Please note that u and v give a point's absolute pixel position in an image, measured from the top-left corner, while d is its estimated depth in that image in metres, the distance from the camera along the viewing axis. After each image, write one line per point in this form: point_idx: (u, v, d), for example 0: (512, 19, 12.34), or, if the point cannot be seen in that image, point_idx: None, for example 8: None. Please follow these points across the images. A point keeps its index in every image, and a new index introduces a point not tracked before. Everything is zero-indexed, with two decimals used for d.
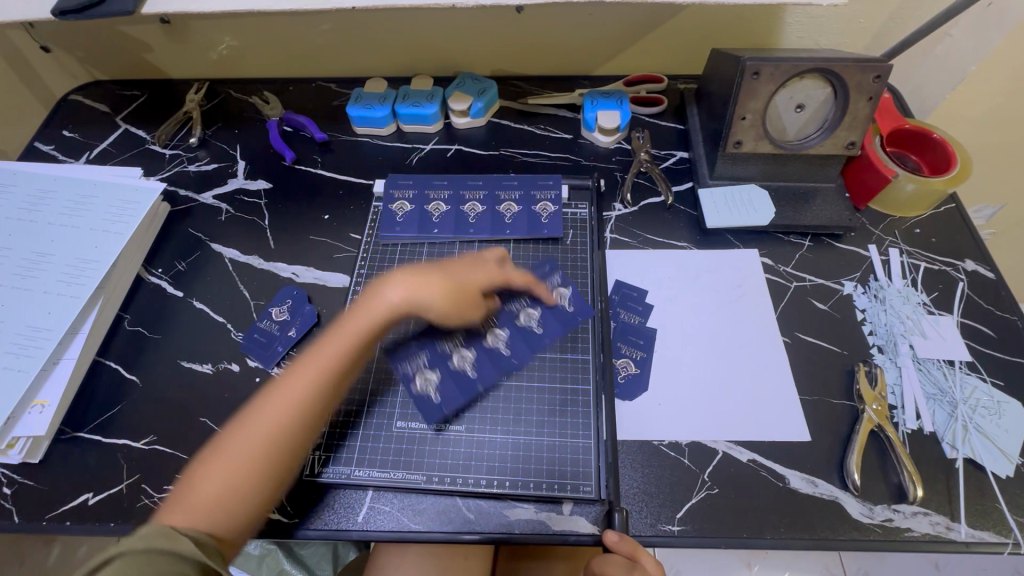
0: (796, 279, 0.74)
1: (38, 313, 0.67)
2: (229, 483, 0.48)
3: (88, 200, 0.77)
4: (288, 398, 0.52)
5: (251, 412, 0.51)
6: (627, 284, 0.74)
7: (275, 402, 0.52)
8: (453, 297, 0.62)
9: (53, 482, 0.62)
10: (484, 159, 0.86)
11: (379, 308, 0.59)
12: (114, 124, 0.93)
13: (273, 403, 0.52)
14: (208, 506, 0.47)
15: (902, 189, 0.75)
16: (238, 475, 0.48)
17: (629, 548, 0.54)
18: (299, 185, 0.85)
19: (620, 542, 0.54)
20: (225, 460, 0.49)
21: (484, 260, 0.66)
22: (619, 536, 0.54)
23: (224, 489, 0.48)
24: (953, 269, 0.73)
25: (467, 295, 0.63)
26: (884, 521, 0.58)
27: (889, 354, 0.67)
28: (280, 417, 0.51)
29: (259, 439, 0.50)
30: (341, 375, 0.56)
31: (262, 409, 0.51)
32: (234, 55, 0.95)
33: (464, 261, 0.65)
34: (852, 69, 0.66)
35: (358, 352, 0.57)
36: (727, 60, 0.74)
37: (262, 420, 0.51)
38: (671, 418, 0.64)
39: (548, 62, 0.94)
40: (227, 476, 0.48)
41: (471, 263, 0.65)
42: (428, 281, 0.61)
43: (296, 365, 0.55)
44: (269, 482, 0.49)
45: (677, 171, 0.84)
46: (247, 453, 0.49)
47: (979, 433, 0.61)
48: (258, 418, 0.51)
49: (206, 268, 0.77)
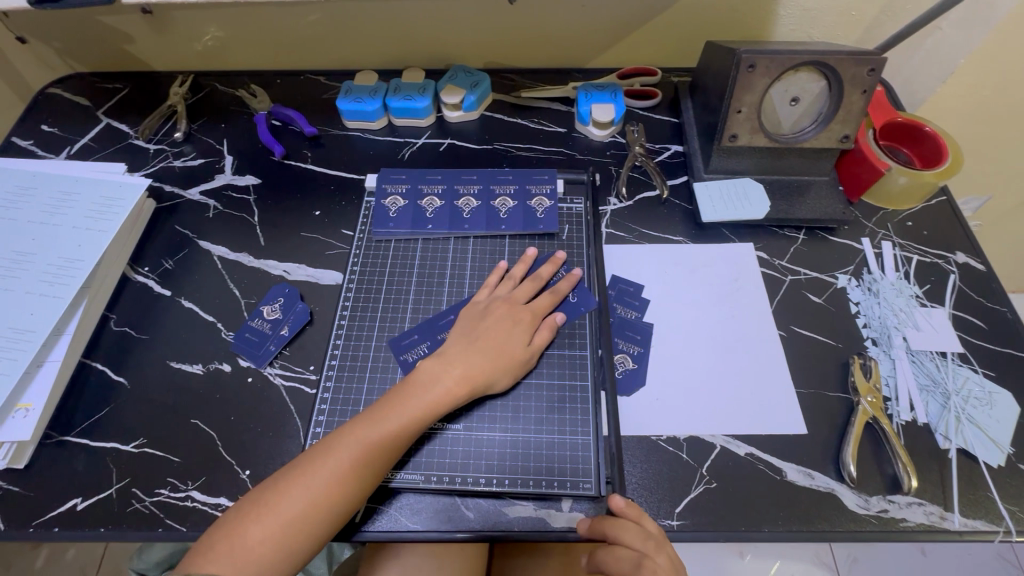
0: (791, 273, 0.74)
1: (21, 314, 0.65)
2: (265, 533, 0.51)
3: (70, 197, 0.75)
4: (340, 473, 0.53)
5: (301, 478, 0.53)
6: (624, 279, 0.73)
7: (325, 461, 0.54)
8: (508, 374, 0.62)
9: (39, 488, 0.61)
10: (478, 153, 0.85)
11: (439, 394, 0.59)
12: (95, 118, 0.91)
13: (325, 475, 0.53)
14: (250, 568, 0.50)
15: (895, 183, 0.75)
16: (283, 541, 0.51)
17: (599, 528, 0.55)
18: (289, 180, 0.83)
19: (591, 526, 0.56)
20: (271, 508, 0.52)
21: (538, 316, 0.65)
22: (588, 522, 0.57)
23: (268, 554, 0.51)
24: (945, 261, 0.74)
25: (522, 368, 0.63)
26: (880, 512, 0.58)
27: (883, 346, 0.68)
28: (331, 493, 0.53)
29: (301, 495, 0.52)
30: (395, 445, 0.56)
31: (312, 479, 0.53)
32: (219, 47, 0.93)
33: (517, 330, 0.64)
34: (847, 62, 0.66)
35: (414, 419, 0.57)
36: (722, 52, 0.74)
37: (309, 477, 0.53)
38: (669, 413, 0.64)
39: (541, 55, 0.93)
40: (270, 541, 0.51)
41: (518, 325, 0.64)
42: (487, 367, 0.61)
43: (357, 424, 0.56)
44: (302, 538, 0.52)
45: (672, 164, 0.83)
46: (291, 507, 0.52)
47: (971, 423, 0.62)
48: (306, 473, 0.53)
49: (195, 266, 0.76)
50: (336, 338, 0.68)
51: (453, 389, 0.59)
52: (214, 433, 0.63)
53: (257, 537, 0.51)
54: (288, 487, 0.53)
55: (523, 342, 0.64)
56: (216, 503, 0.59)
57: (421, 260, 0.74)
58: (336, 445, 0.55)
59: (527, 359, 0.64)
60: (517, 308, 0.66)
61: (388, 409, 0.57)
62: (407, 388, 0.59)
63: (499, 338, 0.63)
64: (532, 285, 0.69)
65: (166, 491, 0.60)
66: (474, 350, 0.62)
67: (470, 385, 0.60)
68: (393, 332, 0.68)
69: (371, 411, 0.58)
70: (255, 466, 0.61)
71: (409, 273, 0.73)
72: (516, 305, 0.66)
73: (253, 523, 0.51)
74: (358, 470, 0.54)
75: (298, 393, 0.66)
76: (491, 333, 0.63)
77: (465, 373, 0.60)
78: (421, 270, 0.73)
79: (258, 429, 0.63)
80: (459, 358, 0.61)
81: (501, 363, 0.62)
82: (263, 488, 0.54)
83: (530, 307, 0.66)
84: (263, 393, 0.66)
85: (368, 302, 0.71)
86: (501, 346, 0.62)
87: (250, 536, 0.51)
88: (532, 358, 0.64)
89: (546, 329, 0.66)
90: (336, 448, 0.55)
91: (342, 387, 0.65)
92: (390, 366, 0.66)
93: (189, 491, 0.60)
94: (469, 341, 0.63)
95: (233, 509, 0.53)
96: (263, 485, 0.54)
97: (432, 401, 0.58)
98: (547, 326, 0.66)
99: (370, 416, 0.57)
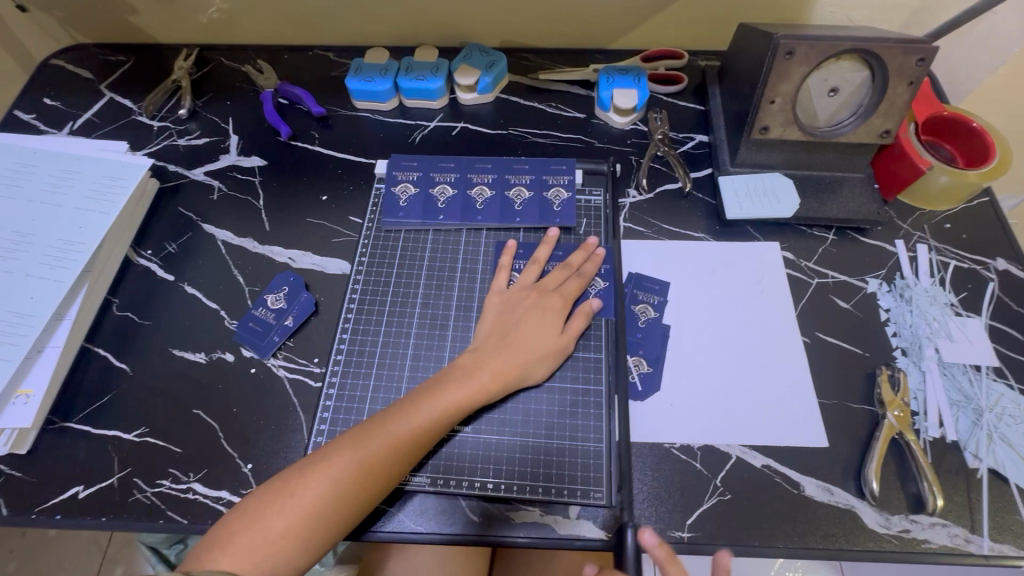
0: (818, 275, 0.70)
1: (22, 297, 0.64)
2: (289, 526, 0.49)
3: (72, 176, 0.73)
4: (366, 465, 0.52)
5: (324, 470, 0.51)
6: (632, 250, 0.72)
7: (351, 455, 0.52)
8: (540, 370, 0.61)
9: (42, 475, 0.60)
10: (492, 138, 0.82)
11: (470, 389, 0.57)
12: (98, 92, 0.88)
13: (349, 469, 0.51)
14: (270, 561, 0.48)
15: (935, 181, 0.71)
16: (305, 534, 0.49)
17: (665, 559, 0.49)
18: (295, 162, 0.80)
19: (656, 547, 0.49)
20: (295, 503, 0.50)
21: (556, 291, 0.64)
22: (657, 541, 0.49)
23: (290, 547, 0.49)
24: (983, 268, 0.70)
25: (557, 361, 0.62)
26: (901, 531, 0.56)
27: (913, 357, 0.64)
28: (355, 488, 0.51)
29: (328, 490, 0.50)
30: (422, 440, 0.54)
31: (336, 471, 0.51)
32: (225, 19, 0.89)
33: (548, 321, 0.62)
34: (894, 51, 0.61)
35: (444, 413, 0.56)
36: (757, 36, 0.68)
37: (333, 475, 0.51)
38: (683, 420, 0.61)
39: (562, 34, 0.88)
40: (292, 534, 0.49)
41: (550, 315, 0.62)
42: (521, 361, 0.59)
43: (383, 416, 0.55)
44: (327, 533, 0.50)
45: (696, 156, 0.79)
46: (315, 500, 0.50)
47: (1003, 442, 0.59)
48: (331, 471, 0.51)
49: (198, 250, 0.74)
50: (342, 332, 0.66)
51: (485, 386, 0.57)
52: (215, 424, 0.62)
53: (278, 530, 0.49)
54: (311, 479, 0.51)
55: (557, 336, 0.62)
56: (218, 496, 0.58)
57: (431, 252, 0.71)
58: (360, 438, 0.53)
59: (560, 353, 0.62)
60: (547, 296, 0.64)
61: (417, 402, 0.56)
62: (439, 382, 0.57)
63: (529, 331, 0.61)
64: (561, 273, 0.66)
65: (167, 482, 0.59)
66: (509, 345, 0.60)
67: (504, 380, 0.58)
68: (401, 327, 0.66)
69: (398, 404, 0.56)
70: (257, 460, 0.60)
71: (418, 266, 0.70)
72: (547, 293, 0.64)
73: (274, 516, 0.49)
74: (384, 464, 0.52)
75: (302, 387, 0.64)
76: (524, 325, 0.61)
77: (502, 368, 0.59)
78: (431, 264, 0.70)
79: (261, 422, 0.62)
80: (494, 349, 0.60)
81: (531, 353, 0.60)
82: (283, 478, 0.52)
83: (559, 293, 0.64)
84: (266, 385, 0.64)
85: (376, 294, 0.68)
86: (535, 341, 0.61)
87: (271, 528, 0.49)
88: (566, 350, 0.62)
89: (581, 317, 0.63)
90: (362, 440, 0.53)
91: (347, 384, 0.63)
92: (398, 361, 0.64)
93: (191, 483, 0.59)
94: (501, 336, 0.61)
95: (250, 499, 0.51)
96: (283, 475, 0.52)
97: (464, 396, 0.56)
98: (581, 313, 0.63)
99: (397, 410, 0.55)
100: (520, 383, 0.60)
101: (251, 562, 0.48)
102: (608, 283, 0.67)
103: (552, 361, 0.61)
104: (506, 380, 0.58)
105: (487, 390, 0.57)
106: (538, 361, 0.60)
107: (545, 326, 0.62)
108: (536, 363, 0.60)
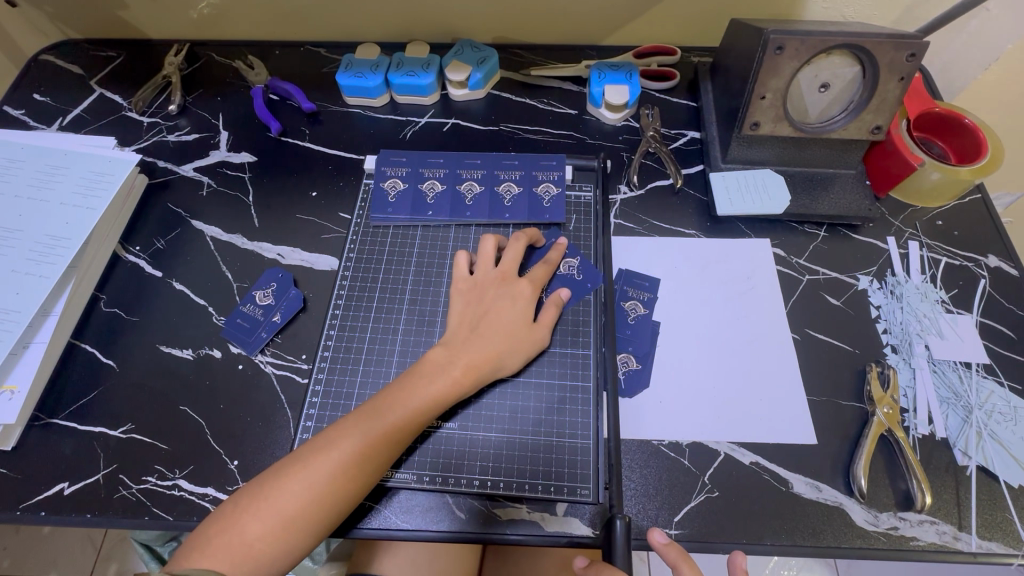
0: (808, 272, 0.70)
1: (7, 293, 0.64)
2: (267, 530, 0.49)
3: (59, 171, 0.72)
4: (343, 466, 0.51)
5: (301, 472, 0.51)
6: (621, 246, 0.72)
7: (326, 458, 0.51)
8: (516, 360, 0.60)
9: (27, 471, 0.60)
10: (483, 134, 0.81)
11: (445, 384, 0.57)
12: (88, 88, 0.87)
13: (326, 470, 0.51)
14: (251, 563, 0.48)
15: (926, 178, 0.70)
16: (285, 536, 0.49)
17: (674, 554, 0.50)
18: (285, 158, 0.80)
19: (667, 547, 0.51)
20: (272, 506, 0.49)
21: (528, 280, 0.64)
22: (667, 541, 0.51)
23: (270, 549, 0.49)
24: (975, 265, 0.70)
25: (531, 350, 0.61)
26: (889, 529, 0.55)
27: (903, 354, 0.64)
28: (333, 488, 0.51)
29: (305, 493, 0.50)
30: (398, 438, 0.54)
31: (313, 472, 0.51)
32: (216, 15, 0.88)
33: (521, 310, 0.61)
34: (885, 46, 0.61)
35: (416, 408, 0.55)
36: (748, 31, 0.68)
37: (309, 477, 0.50)
38: (671, 416, 0.61)
39: (554, 31, 0.88)
40: (271, 536, 0.49)
41: (520, 302, 0.62)
42: (494, 354, 0.59)
43: (356, 416, 0.54)
44: (306, 534, 0.50)
45: (687, 152, 0.79)
46: (293, 503, 0.50)
47: (993, 440, 0.59)
48: (307, 474, 0.51)
49: (187, 247, 0.73)
50: (329, 328, 0.66)
51: (458, 378, 0.57)
52: (201, 421, 0.62)
53: (256, 533, 0.49)
54: (288, 481, 0.50)
55: (530, 326, 0.61)
56: (204, 493, 0.58)
57: (420, 248, 0.71)
58: (339, 436, 0.53)
59: (534, 343, 0.61)
60: (515, 282, 0.63)
61: (389, 399, 0.55)
62: (412, 377, 0.57)
63: (501, 321, 0.60)
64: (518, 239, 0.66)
65: (153, 478, 0.59)
66: (480, 337, 0.59)
67: (477, 373, 0.58)
68: (388, 324, 0.66)
69: (370, 403, 0.55)
70: (243, 456, 0.60)
71: (407, 262, 0.70)
72: (512, 279, 0.64)
73: (252, 519, 0.49)
74: (361, 463, 0.52)
75: (290, 383, 0.64)
76: (496, 315, 0.61)
77: (474, 360, 0.58)
78: (420, 261, 0.70)
79: (248, 418, 0.62)
80: (467, 341, 0.59)
81: (504, 343, 0.60)
82: (260, 481, 0.51)
83: (528, 279, 0.64)
84: (253, 382, 0.64)
85: (363, 290, 0.68)
86: (506, 331, 0.60)
87: (250, 531, 0.49)
88: (540, 341, 0.62)
89: (552, 306, 0.63)
90: (337, 441, 0.52)
91: (334, 381, 0.62)
92: (385, 358, 0.64)
93: (177, 479, 0.59)
94: (472, 328, 0.60)
95: (229, 502, 0.51)
96: (261, 478, 0.51)
97: (436, 391, 0.56)
98: (552, 303, 0.63)
99: (370, 408, 0.55)
100: (493, 374, 0.59)
101: (230, 567, 0.48)
102: (580, 259, 0.68)
103: (527, 349, 0.61)
104: (478, 372, 0.58)
105: (457, 382, 0.57)
106: (513, 351, 0.60)
107: (519, 316, 0.61)
108: (509, 354, 0.60)
